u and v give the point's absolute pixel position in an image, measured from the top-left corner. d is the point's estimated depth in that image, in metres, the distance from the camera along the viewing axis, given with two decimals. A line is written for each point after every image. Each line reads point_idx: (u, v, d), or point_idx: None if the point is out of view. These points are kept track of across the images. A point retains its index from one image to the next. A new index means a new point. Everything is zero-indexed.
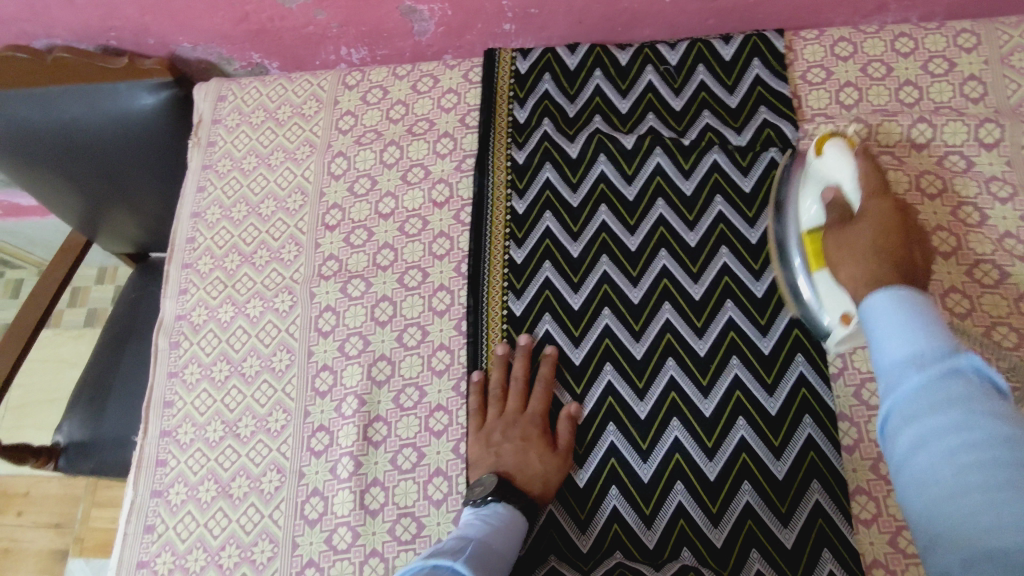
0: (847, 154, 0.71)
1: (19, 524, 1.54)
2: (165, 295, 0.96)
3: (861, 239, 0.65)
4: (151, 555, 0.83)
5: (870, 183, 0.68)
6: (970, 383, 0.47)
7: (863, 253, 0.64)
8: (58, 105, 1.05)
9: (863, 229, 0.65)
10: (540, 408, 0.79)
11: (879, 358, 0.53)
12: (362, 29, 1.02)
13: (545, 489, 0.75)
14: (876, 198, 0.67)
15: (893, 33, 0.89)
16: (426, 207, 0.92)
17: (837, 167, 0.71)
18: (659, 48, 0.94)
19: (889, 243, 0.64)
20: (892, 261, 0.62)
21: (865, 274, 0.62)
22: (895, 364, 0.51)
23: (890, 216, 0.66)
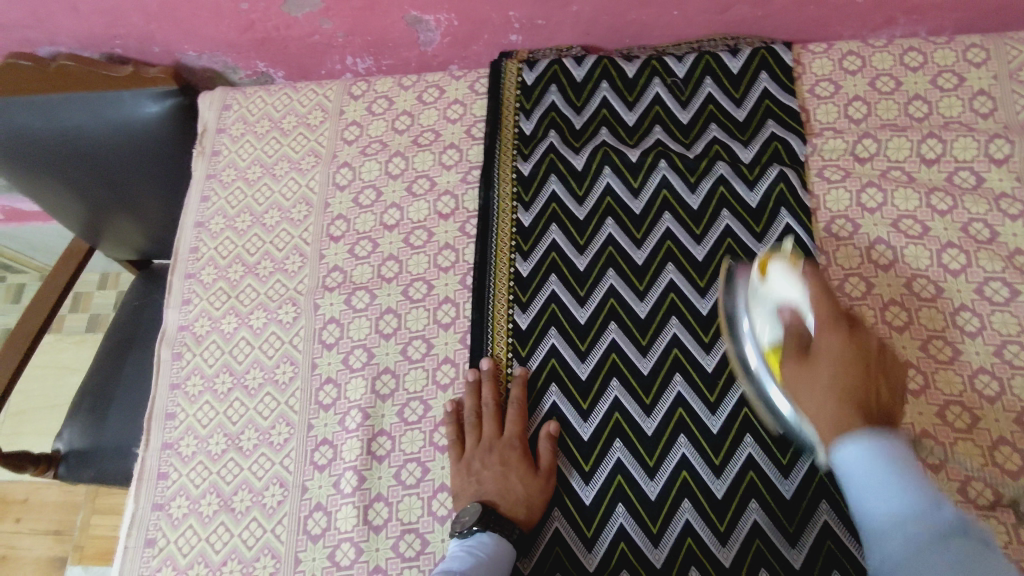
0: (794, 273, 0.70)
1: (16, 531, 1.53)
2: (168, 306, 0.95)
3: (822, 380, 0.63)
4: (152, 569, 0.82)
5: (825, 311, 0.66)
6: (953, 536, 0.49)
7: (822, 394, 0.62)
8: (61, 112, 1.04)
9: (823, 367, 0.63)
10: (516, 430, 0.79)
11: (863, 511, 0.54)
12: (368, 38, 1.02)
13: (529, 513, 0.75)
14: (833, 327, 0.65)
15: (902, 47, 0.89)
16: (432, 219, 0.92)
17: (785, 289, 0.70)
18: (667, 60, 0.93)
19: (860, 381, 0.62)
20: (856, 403, 0.60)
21: (831, 418, 0.61)
22: (883, 518, 0.53)
23: (850, 348, 0.64)
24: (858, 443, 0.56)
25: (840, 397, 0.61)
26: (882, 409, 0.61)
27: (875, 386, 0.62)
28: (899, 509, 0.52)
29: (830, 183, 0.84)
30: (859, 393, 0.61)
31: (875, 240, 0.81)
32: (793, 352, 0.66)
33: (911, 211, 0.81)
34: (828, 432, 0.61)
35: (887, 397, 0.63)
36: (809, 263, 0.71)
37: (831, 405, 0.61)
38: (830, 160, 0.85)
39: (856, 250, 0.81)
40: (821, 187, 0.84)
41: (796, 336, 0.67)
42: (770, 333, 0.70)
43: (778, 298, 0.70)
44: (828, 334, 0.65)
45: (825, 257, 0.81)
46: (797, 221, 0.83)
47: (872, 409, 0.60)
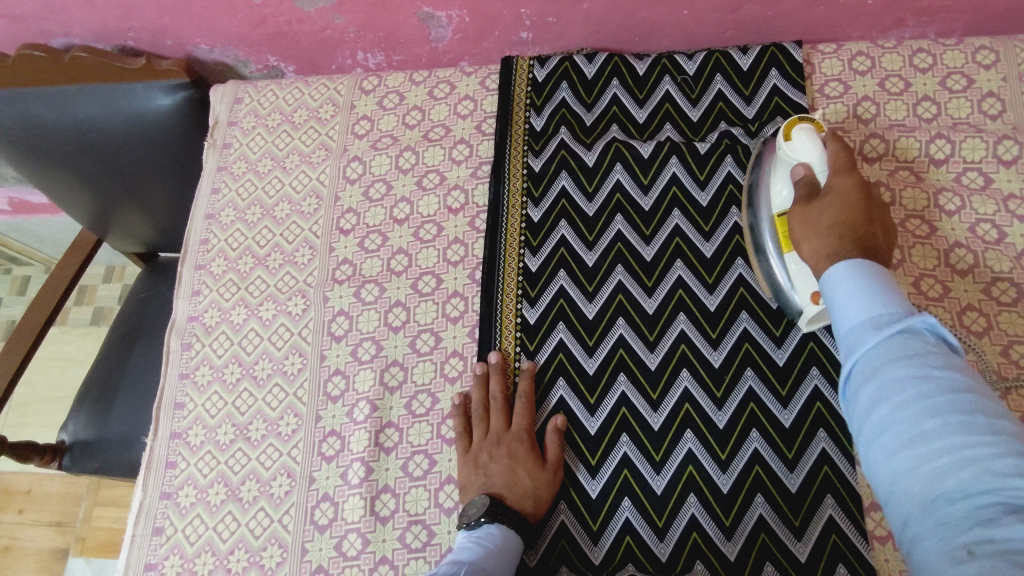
0: (815, 136, 0.71)
1: (20, 522, 1.53)
2: (178, 297, 0.96)
3: (825, 213, 0.65)
4: (159, 557, 0.82)
5: (838, 162, 0.69)
6: (922, 340, 0.50)
7: (824, 228, 0.64)
8: (73, 104, 1.05)
9: (829, 204, 0.66)
10: (523, 423, 0.79)
11: (839, 322, 0.55)
12: (379, 34, 1.02)
13: (536, 506, 0.75)
14: (843, 173, 0.68)
15: (911, 48, 0.89)
16: (441, 213, 0.92)
17: (804, 150, 0.72)
18: (677, 58, 0.94)
19: (861, 218, 0.64)
20: (856, 233, 0.62)
21: (829, 247, 0.63)
22: (854, 326, 0.53)
23: (857, 192, 0.66)
24: (847, 265, 0.57)
25: (839, 227, 0.63)
26: (879, 248, 0.62)
27: (874, 224, 0.64)
28: (875, 317, 0.52)
29: None
30: (859, 227, 0.63)
31: None
32: (802, 199, 0.69)
33: (919, 211, 0.82)
34: (824, 259, 0.63)
35: (883, 239, 0.65)
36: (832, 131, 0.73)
37: (830, 234, 0.63)
38: None
39: None
40: None
41: (806, 186, 0.70)
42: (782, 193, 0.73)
43: (796, 158, 0.73)
44: (839, 178, 0.67)
45: None
46: None
47: (869, 241, 0.62)
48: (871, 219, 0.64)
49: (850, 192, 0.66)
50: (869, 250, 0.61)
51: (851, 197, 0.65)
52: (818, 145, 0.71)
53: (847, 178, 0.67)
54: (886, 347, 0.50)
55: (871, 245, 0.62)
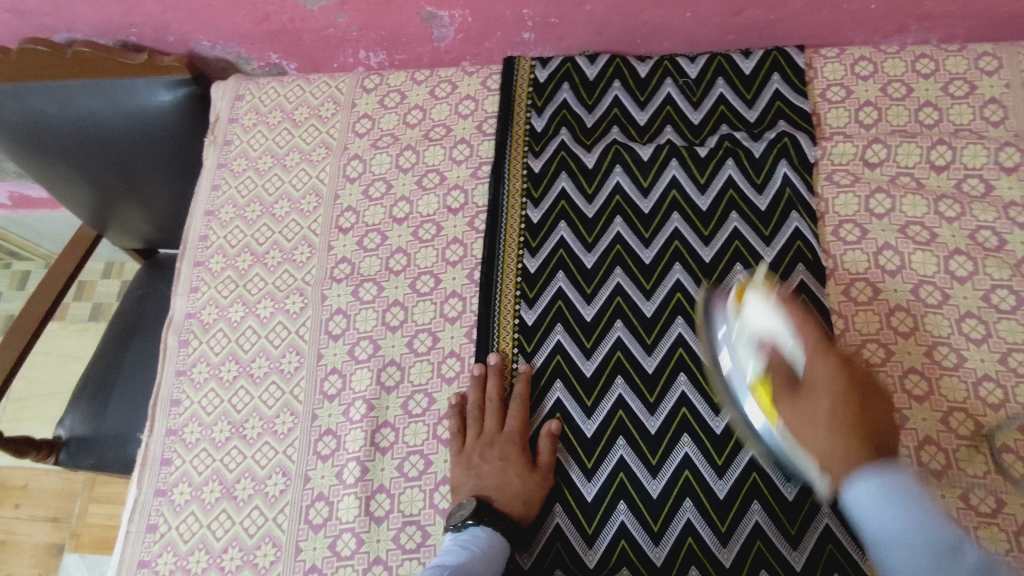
0: (768, 302, 0.71)
1: (15, 517, 1.53)
2: (176, 293, 0.96)
3: (822, 414, 0.65)
4: (153, 554, 0.82)
5: (811, 338, 0.69)
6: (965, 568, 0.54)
7: (827, 431, 0.64)
8: (74, 98, 1.05)
9: (818, 403, 0.66)
10: (517, 426, 0.79)
11: (876, 535, 0.58)
12: (381, 32, 1.02)
13: (526, 510, 0.75)
14: (821, 358, 0.67)
15: (914, 53, 0.89)
16: (441, 213, 0.92)
17: (763, 321, 0.71)
18: (679, 61, 0.94)
19: (857, 412, 0.64)
20: (861, 440, 0.63)
21: (840, 454, 0.62)
22: (900, 548, 0.57)
23: (841, 375, 0.66)
24: (867, 476, 0.59)
25: (846, 434, 0.63)
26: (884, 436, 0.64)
27: (868, 411, 0.65)
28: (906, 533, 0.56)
29: (839, 188, 0.84)
30: (861, 426, 0.64)
31: (882, 245, 0.81)
32: (786, 391, 0.68)
33: (919, 217, 0.81)
34: (836, 464, 0.62)
35: (884, 418, 0.66)
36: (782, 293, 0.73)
37: (838, 438, 0.63)
38: (839, 165, 0.85)
39: (864, 254, 0.81)
40: (830, 192, 0.84)
41: (785, 372, 0.69)
42: (755, 369, 0.70)
43: (757, 328, 0.71)
44: (816, 364, 0.67)
45: (832, 261, 0.81)
46: (805, 224, 0.83)
47: (874, 433, 0.63)
48: (866, 408, 0.65)
49: (835, 378, 0.66)
50: (878, 448, 0.63)
51: (839, 385, 0.66)
52: (776, 313, 0.70)
53: (825, 361, 0.67)
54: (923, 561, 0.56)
55: (878, 436, 0.63)
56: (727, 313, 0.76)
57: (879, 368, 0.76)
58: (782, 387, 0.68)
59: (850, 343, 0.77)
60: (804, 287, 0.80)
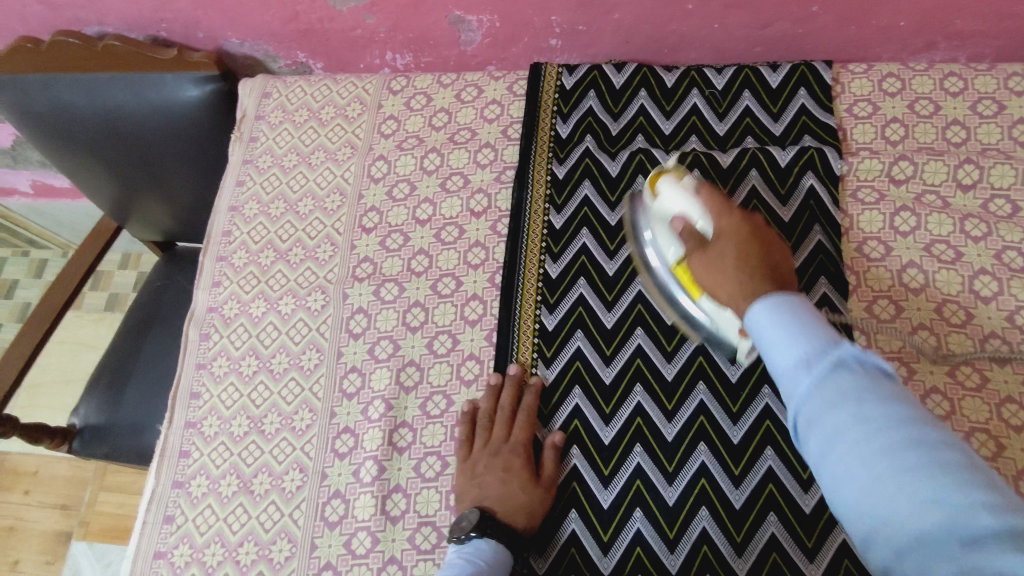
0: (682, 184, 0.74)
1: (25, 503, 1.54)
2: (198, 287, 0.97)
3: (726, 256, 0.65)
4: (169, 545, 0.83)
5: (715, 203, 0.70)
6: (855, 375, 0.48)
7: (731, 268, 0.64)
8: (105, 91, 1.06)
9: (723, 248, 0.66)
10: (523, 437, 0.79)
11: (773, 367, 0.53)
12: (409, 35, 1.03)
13: (528, 521, 0.74)
14: (723, 210, 0.69)
15: (942, 72, 0.89)
16: (464, 216, 0.93)
17: (676, 197, 0.74)
18: (706, 72, 0.94)
19: (758, 251, 0.64)
20: (766, 272, 0.62)
21: (742, 283, 0.62)
22: (787, 371, 0.52)
23: (745, 224, 0.67)
24: (765, 305, 0.56)
25: (749, 266, 0.63)
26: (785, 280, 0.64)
27: (771, 254, 0.65)
28: (802, 355, 0.51)
29: (863, 205, 0.84)
30: (763, 263, 0.63)
31: (906, 263, 0.81)
32: (696, 247, 0.69)
33: (944, 236, 0.81)
34: (738, 295, 0.62)
35: (784, 265, 0.65)
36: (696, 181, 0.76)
37: (740, 270, 0.63)
38: (865, 181, 0.86)
39: (887, 272, 0.81)
40: (854, 209, 0.84)
41: (695, 231, 0.70)
42: (674, 249, 0.76)
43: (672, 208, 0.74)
44: (721, 221, 0.68)
45: (855, 276, 0.81)
46: (828, 237, 0.83)
47: (772, 268, 0.63)
48: (767, 247, 0.65)
49: (738, 228, 0.67)
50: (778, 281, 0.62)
51: (741, 232, 0.66)
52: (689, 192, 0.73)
53: (730, 213, 0.68)
54: (816, 387, 0.49)
55: (780, 276, 0.63)
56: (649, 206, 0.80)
57: None
58: (693, 246, 0.70)
59: None
60: (826, 299, 0.80)
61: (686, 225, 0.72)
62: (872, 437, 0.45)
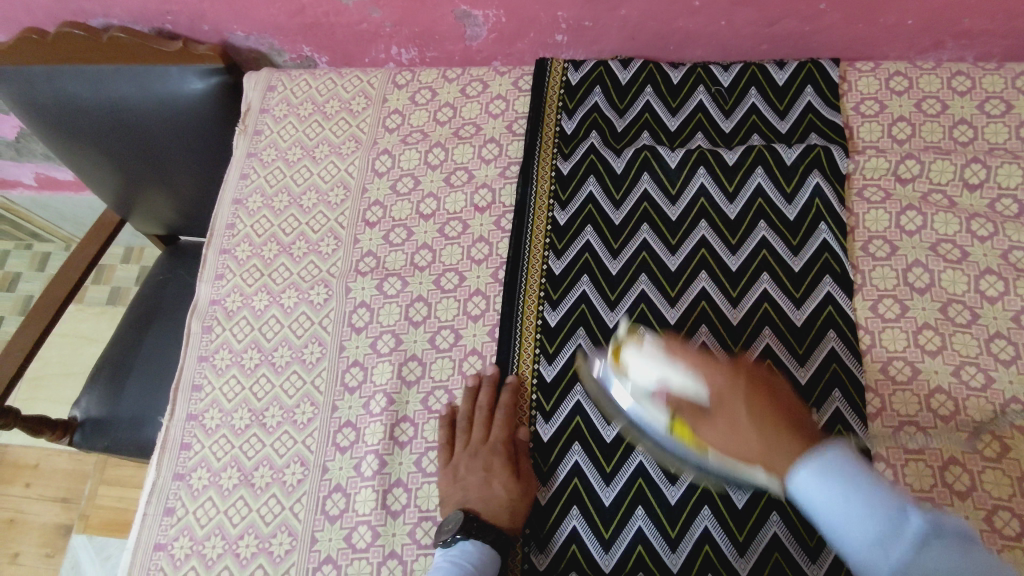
0: (649, 347, 0.68)
1: (26, 496, 1.54)
2: (201, 280, 0.97)
3: (743, 427, 0.62)
4: (169, 537, 0.82)
5: (699, 364, 0.65)
6: (936, 547, 0.52)
7: (753, 435, 0.62)
8: (109, 83, 1.06)
9: (731, 417, 0.63)
10: (502, 435, 0.79)
11: (846, 540, 0.55)
12: (415, 30, 1.03)
13: (512, 519, 0.74)
14: (712, 369, 0.65)
15: (950, 70, 0.89)
16: (468, 211, 0.92)
17: (647, 367, 0.67)
18: (712, 69, 0.94)
19: (768, 411, 0.63)
20: (792, 432, 0.61)
21: (781, 453, 0.60)
22: (867, 544, 0.54)
23: (739, 381, 0.64)
24: (813, 468, 0.57)
25: (773, 432, 0.61)
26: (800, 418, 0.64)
27: (776, 403, 0.64)
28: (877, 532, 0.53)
29: (870, 204, 0.84)
30: (780, 421, 0.62)
31: (912, 262, 0.80)
32: (698, 419, 0.64)
33: (950, 236, 0.81)
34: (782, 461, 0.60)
35: (790, 404, 0.65)
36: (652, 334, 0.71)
37: (768, 438, 0.61)
38: (871, 179, 0.85)
39: (893, 271, 0.80)
40: (860, 207, 0.84)
41: (690, 401, 0.65)
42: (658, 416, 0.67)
43: (647, 382, 0.67)
44: (713, 381, 0.64)
45: (860, 275, 0.81)
46: (834, 236, 0.82)
47: (788, 423, 0.62)
48: (769, 397, 0.64)
49: (735, 390, 0.64)
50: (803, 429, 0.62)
51: (741, 394, 0.64)
52: (661, 356, 0.67)
53: (719, 373, 0.64)
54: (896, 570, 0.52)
55: (793, 420, 0.63)
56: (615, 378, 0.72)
57: (905, 386, 0.75)
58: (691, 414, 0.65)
59: (876, 359, 0.77)
60: (830, 298, 0.79)
61: (669, 392, 0.66)
62: None
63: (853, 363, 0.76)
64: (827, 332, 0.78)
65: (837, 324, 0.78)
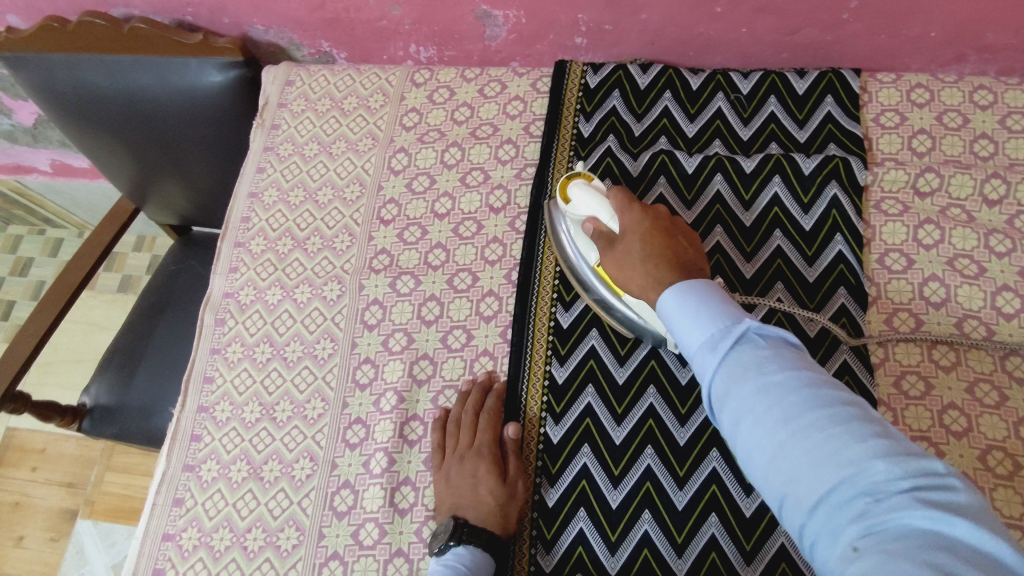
0: (590, 189, 0.75)
1: (32, 480, 1.55)
2: (215, 272, 0.97)
3: (635, 255, 0.68)
4: (178, 528, 0.83)
5: (619, 202, 0.72)
6: (756, 350, 0.52)
7: (640, 266, 0.67)
8: (128, 73, 1.06)
9: (630, 247, 0.69)
10: (488, 438, 0.79)
11: (684, 345, 0.57)
12: (435, 28, 1.03)
13: (504, 524, 0.74)
14: (626, 207, 0.71)
15: (971, 84, 0.88)
16: (483, 212, 0.92)
17: (585, 202, 0.75)
18: (732, 76, 0.94)
19: (663, 241, 0.67)
20: (669, 262, 0.65)
21: (652, 278, 0.65)
22: (697, 345, 0.55)
23: (645, 222, 0.69)
24: (675, 291, 0.60)
25: (655, 260, 0.66)
26: (691, 259, 0.67)
27: (676, 244, 0.68)
28: (706, 337, 0.55)
29: (887, 216, 0.83)
30: (670, 253, 0.66)
31: (928, 276, 0.80)
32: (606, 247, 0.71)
33: (968, 251, 0.80)
34: (651, 292, 0.65)
35: (690, 249, 0.68)
36: (603, 183, 0.77)
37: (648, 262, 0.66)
38: (889, 192, 0.85)
39: (908, 284, 0.80)
40: (878, 219, 0.83)
41: (605, 235, 0.72)
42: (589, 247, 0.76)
43: (582, 213, 0.75)
44: (626, 218, 0.70)
45: (875, 288, 0.80)
46: (849, 248, 0.82)
47: (680, 257, 0.66)
48: (671, 238, 0.68)
49: (639, 227, 0.69)
50: (684, 266, 0.65)
51: (644, 231, 0.68)
52: (597, 196, 0.74)
53: (632, 212, 0.70)
54: (722, 366, 0.53)
55: (682, 258, 0.66)
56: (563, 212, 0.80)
57: (918, 401, 0.75)
58: (606, 245, 0.73)
59: (889, 372, 0.76)
60: (844, 310, 0.79)
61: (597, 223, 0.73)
62: (780, 406, 0.49)
63: (866, 375, 0.76)
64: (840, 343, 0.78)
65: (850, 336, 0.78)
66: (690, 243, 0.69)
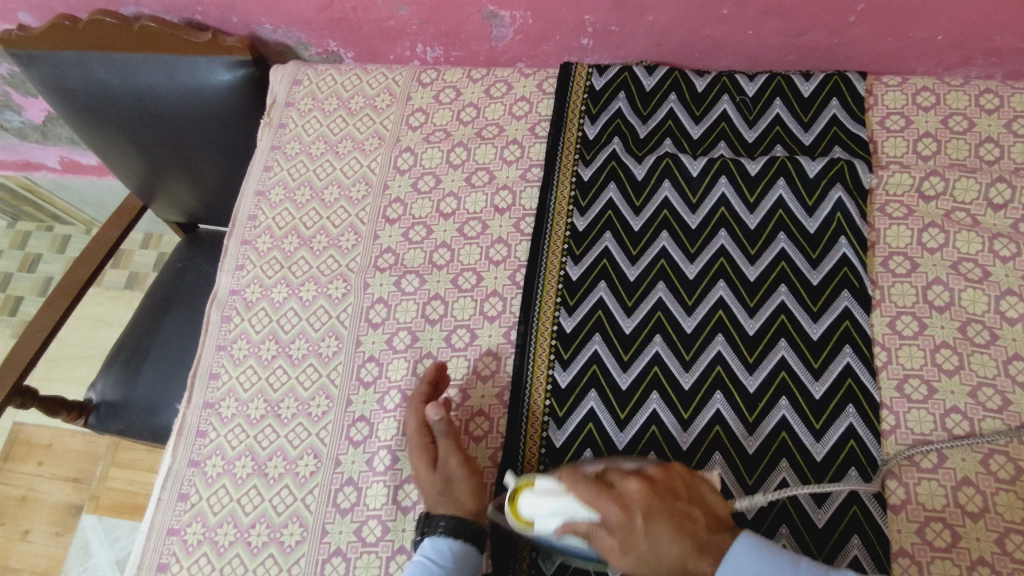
0: (546, 490, 0.64)
1: (38, 475, 1.56)
2: (222, 270, 0.98)
3: (659, 554, 0.61)
4: (182, 523, 0.84)
5: (594, 500, 0.62)
6: None
7: (669, 559, 0.62)
8: (139, 72, 1.07)
9: (648, 548, 0.61)
10: (414, 424, 0.77)
11: None
12: (442, 28, 1.03)
13: (454, 506, 0.74)
14: (608, 507, 0.61)
15: (978, 88, 0.88)
16: (488, 212, 0.93)
17: (552, 514, 0.63)
18: (738, 79, 0.94)
19: (678, 525, 0.62)
20: (696, 542, 0.62)
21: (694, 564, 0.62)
22: None
23: (644, 513, 0.62)
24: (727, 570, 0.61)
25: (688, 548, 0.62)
26: (701, 518, 0.64)
27: (683, 517, 0.63)
28: None
29: (891, 220, 0.83)
30: (691, 532, 0.62)
31: (931, 280, 0.80)
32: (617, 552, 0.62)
33: (972, 255, 0.80)
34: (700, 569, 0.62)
35: (691, 507, 0.64)
36: (549, 478, 0.64)
37: (678, 552, 0.61)
38: (893, 195, 0.85)
39: (912, 288, 0.80)
40: (882, 223, 0.84)
41: (606, 540, 0.62)
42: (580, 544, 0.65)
43: (554, 527, 0.63)
44: (610, 516, 0.61)
45: (879, 292, 0.80)
46: (853, 251, 0.82)
47: (697, 528, 0.63)
48: (675, 510, 0.63)
49: (644, 524, 0.61)
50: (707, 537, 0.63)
51: (656, 526, 0.62)
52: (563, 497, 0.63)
53: (620, 508, 0.61)
54: None
55: (699, 529, 0.63)
56: (519, 524, 0.65)
57: (920, 404, 0.75)
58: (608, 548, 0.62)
59: (891, 375, 0.76)
60: (847, 313, 0.79)
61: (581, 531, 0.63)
62: None
63: (868, 378, 0.76)
64: (843, 346, 0.78)
65: (853, 339, 0.78)
66: (686, 497, 0.64)
